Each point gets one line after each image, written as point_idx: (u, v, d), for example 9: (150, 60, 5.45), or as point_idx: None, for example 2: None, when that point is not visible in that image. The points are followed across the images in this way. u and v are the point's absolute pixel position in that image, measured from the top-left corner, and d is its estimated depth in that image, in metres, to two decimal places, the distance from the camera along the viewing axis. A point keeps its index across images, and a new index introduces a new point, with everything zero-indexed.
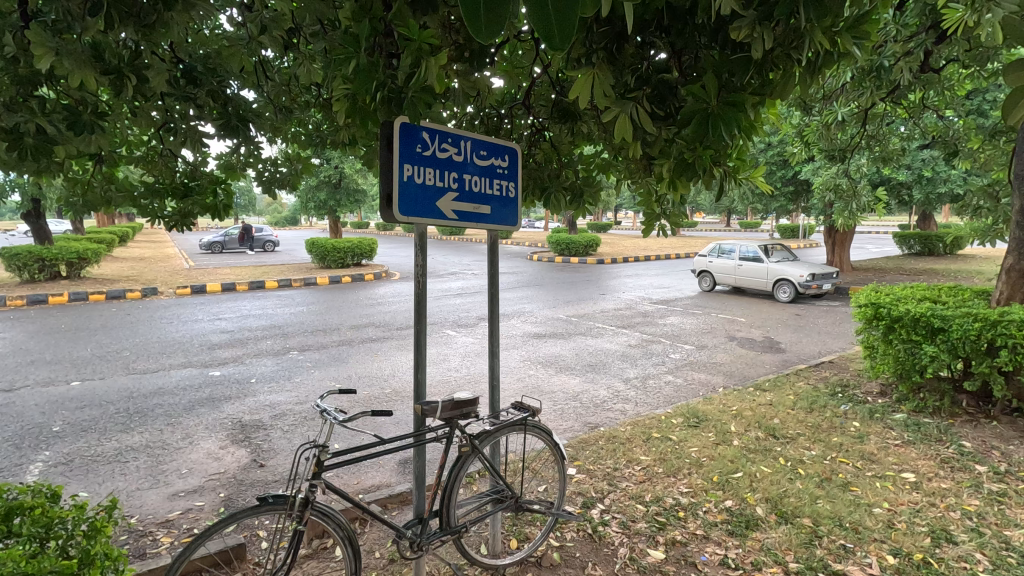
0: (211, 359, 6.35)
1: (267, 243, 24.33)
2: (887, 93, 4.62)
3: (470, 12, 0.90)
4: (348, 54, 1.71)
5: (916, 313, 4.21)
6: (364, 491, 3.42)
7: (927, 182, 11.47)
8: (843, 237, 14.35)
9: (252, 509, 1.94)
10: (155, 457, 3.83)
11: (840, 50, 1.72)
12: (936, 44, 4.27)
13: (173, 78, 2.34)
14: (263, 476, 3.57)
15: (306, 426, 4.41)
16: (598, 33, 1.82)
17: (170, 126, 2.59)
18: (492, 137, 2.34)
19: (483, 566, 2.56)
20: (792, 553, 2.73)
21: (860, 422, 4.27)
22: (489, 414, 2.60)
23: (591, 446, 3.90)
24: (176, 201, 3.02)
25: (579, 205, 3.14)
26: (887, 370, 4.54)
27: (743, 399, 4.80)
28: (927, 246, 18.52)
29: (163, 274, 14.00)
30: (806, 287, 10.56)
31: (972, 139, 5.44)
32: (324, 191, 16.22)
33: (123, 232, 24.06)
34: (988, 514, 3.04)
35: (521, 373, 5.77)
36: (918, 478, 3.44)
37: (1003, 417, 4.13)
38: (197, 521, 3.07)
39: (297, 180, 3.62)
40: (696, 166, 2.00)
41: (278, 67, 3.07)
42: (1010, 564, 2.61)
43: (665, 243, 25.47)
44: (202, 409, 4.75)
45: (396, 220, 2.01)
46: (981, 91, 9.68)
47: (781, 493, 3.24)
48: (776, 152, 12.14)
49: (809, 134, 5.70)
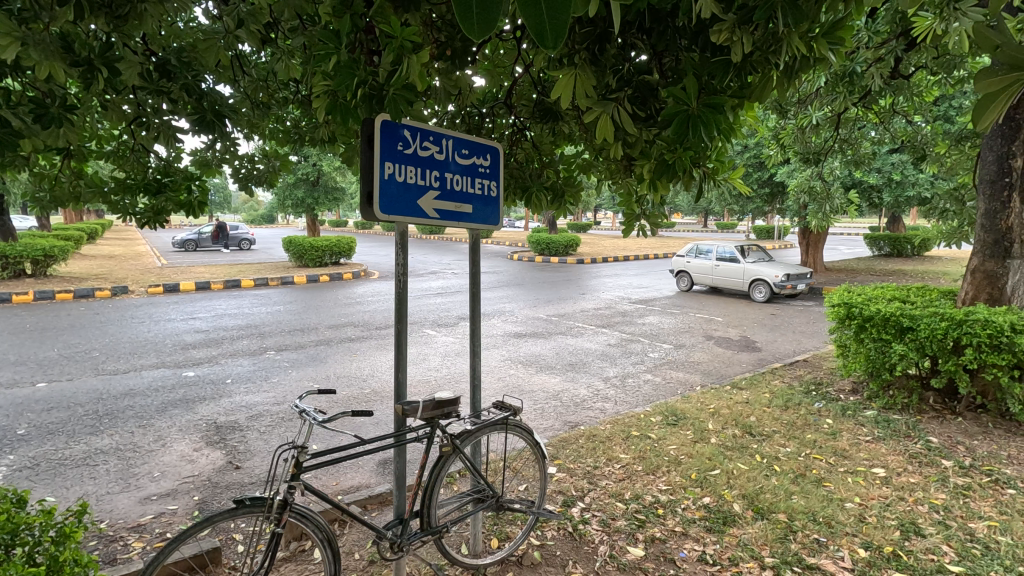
0: (184, 359, 6.21)
1: (242, 242, 23.82)
2: (860, 98, 4.74)
3: (461, 10, 0.89)
4: (328, 49, 1.70)
5: (887, 313, 4.34)
6: (343, 492, 3.38)
7: (896, 186, 11.81)
8: (817, 239, 14.65)
9: (229, 511, 1.90)
10: (125, 460, 3.73)
11: (816, 56, 1.76)
12: (907, 51, 4.39)
13: (146, 71, 2.30)
14: (239, 478, 3.51)
15: (284, 426, 4.35)
16: (579, 33, 1.83)
17: (143, 121, 2.48)
18: (474, 136, 2.33)
19: (463, 566, 2.56)
20: (767, 548, 2.78)
21: (832, 419, 4.37)
22: (470, 414, 2.58)
23: (572, 444, 3.92)
24: (148, 197, 2.93)
25: (560, 204, 3.14)
26: (858, 368, 4.66)
27: (721, 397, 4.88)
28: (895, 247, 18.99)
29: (133, 272, 13.62)
30: (780, 287, 10.75)
31: (940, 144, 5.60)
32: (302, 188, 16.00)
33: (92, 229, 23.21)
34: (954, 507, 3.14)
35: (501, 373, 5.76)
36: (889, 473, 3.53)
37: (968, 413, 4.27)
38: (171, 524, 3.00)
39: (275, 177, 3.55)
40: (676, 167, 2.03)
41: (255, 62, 3.02)
42: (974, 556, 2.70)
43: (644, 243, 25.80)
44: (176, 410, 4.65)
45: (377, 219, 1.98)
46: (947, 98, 10.02)
47: (757, 489, 3.30)
48: (753, 154, 12.36)
49: (784, 137, 5.80)
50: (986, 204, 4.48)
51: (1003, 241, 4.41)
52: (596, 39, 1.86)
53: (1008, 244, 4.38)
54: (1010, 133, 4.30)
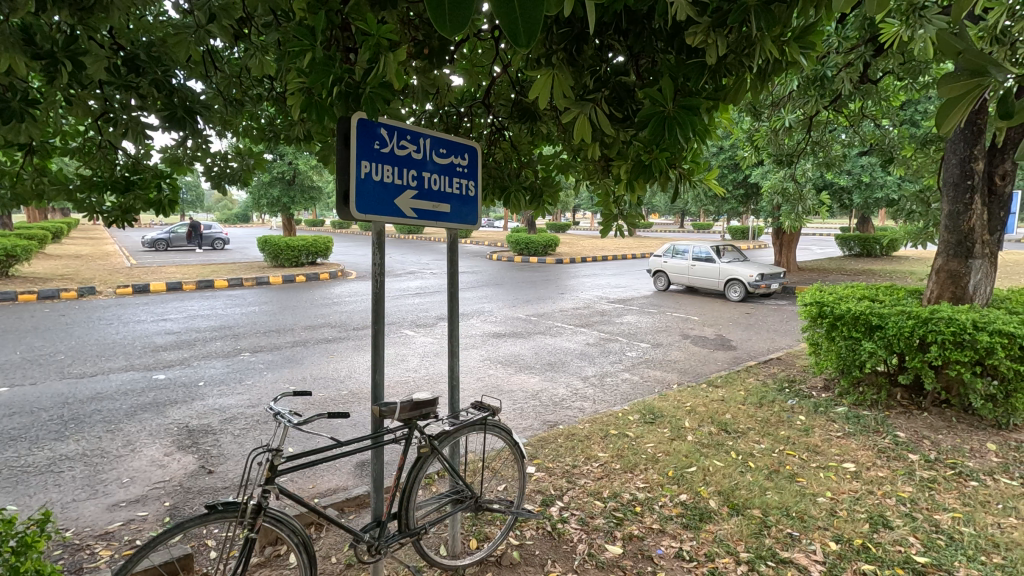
0: (155, 362, 6.06)
1: (215, 241, 23.32)
2: (831, 101, 4.83)
3: (433, 9, 0.88)
4: (303, 46, 1.71)
5: (856, 311, 4.46)
6: (319, 495, 3.33)
7: (865, 187, 12.13)
8: (790, 239, 14.94)
9: (201, 517, 1.86)
10: (92, 466, 3.62)
11: (789, 59, 1.80)
12: (875, 56, 4.51)
13: (114, 66, 2.24)
14: (211, 483, 3.44)
15: (259, 429, 4.26)
16: (557, 33, 1.84)
17: (110, 117, 2.42)
18: (452, 135, 2.32)
19: (442, 567, 2.54)
20: (742, 543, 2.83)
21: (805, 415, 4.47)
22: (448, 414, 2.56)
23: (551, 444, 3.93)
24: (116, 195, 2.86)
25: (538, 204, 3.14)
26: (830, 365, 4.78)
27: (697, 395, 4.95)
28: (865, 247, 19.49)
29: (101, 272, 13.25)
30: (754, 287, 10.94)
31: (906, 147, 5.76)
32: (278, 187, 15.73)
33: (57, 228, 22.39)
34: (920, 499, 3.23)
35: (480, 373, 5.75)
36: (859, 467, 3.62)
37: (933, 408, 4.40)
38: (141, 531, 2.92)
39: (249, 175, 3.49)
40: (653, 168, 2.06)
41: (227, 58, 2.96)
42: (939, 546, 2.79)
43: (621, 244, 26.03)
44: (146, 415, 4.52)
45: (354, 218, 1.94)
46: (913, 103, 10.33)
47: (732, 485, 3.35)
48: (728, 156, 12.58)
49: (758, 139, 5.90)
50: (950, 206, 4.62)
51: (965, 241, 4.56)
52: (573, 40, 1.87)
53: (971, 243, 4.55)
54: (972, 138, 4.40)
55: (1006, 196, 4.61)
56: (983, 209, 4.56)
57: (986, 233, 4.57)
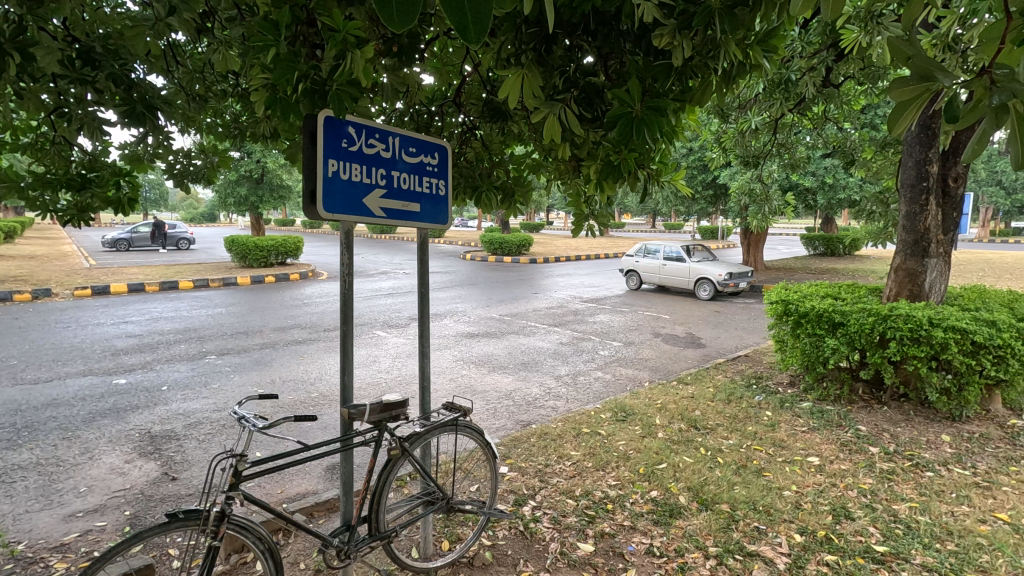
0: (115, 366, 5.85)
1: (181, 241, 22.71)
2: (795, 104, 4.96)
3: (381, 6, 0.91)
4: (267, 42, 1.67)
5: (820, 309, 4.59)
6: (287, 500, 3.27)
7: (829, 189, 12.47)
8: (757, 239, 15.25)
9: (161, 526, 1.80)
10: (47, 475, 3.48)
11: (753, 62, 1.84)
12: (836, 61, 4.62)
13: (68, 59, 2.16)
14: (174, 490, 3.33)
15: (225, 434, 4.16)
16: (526, 33, 1.82)
17: (63, 112, 2.33)
18: (421, 133, 2.29)
19: (413, 570, 2.51)
20: (711, 537, 2.88)
21: (771, 411, 4.58)
22: (419, 416, 2.54)
23: (524, 443, 3.93)
24: (71, 194, 2.75)
25: (510, 204, 3.14)
26: (795, 361, 4.92)
27: (668, 392, 5.02)
28: (829, 247, 20.04)
29: (59, 273, 12.79)
30: (723, 285, 11.17)
31: (866, 149, 5.88)
32: (245, 186, 15.37)
33: (11, 227, 21.56)
34: (880, 490, 3.34)
35: (453, 374, 5.72)
36: (822, 461, 3.73)
37: (892, 402, 4.55)
38: (98, 542, 2.81)
39: (213, 174, 3.40)
40: (621, 168, 2.09)
41: (189, 52, 2.88)
42: (897, 535, 2.88)
43: (594, 244, 26.28)
44: (105, 421, 4.36)
45: (321, 218, 1.90)
46: (874, 107, 10.67)
47: (701, 481, 3.41)
48: (696, 157, 12.81)
49: (726, 140, 6.01)
50: (907, 206, 4.79)
51: (921, 241, 4.73)
52: (543, 40, 1.86)
53: (926, 243, 4.73)
54: (927, 141, 4.58)
55: (959, 197, 4.80)
56: (938, 210, 4.73)
57: (940, 233, 4.75)
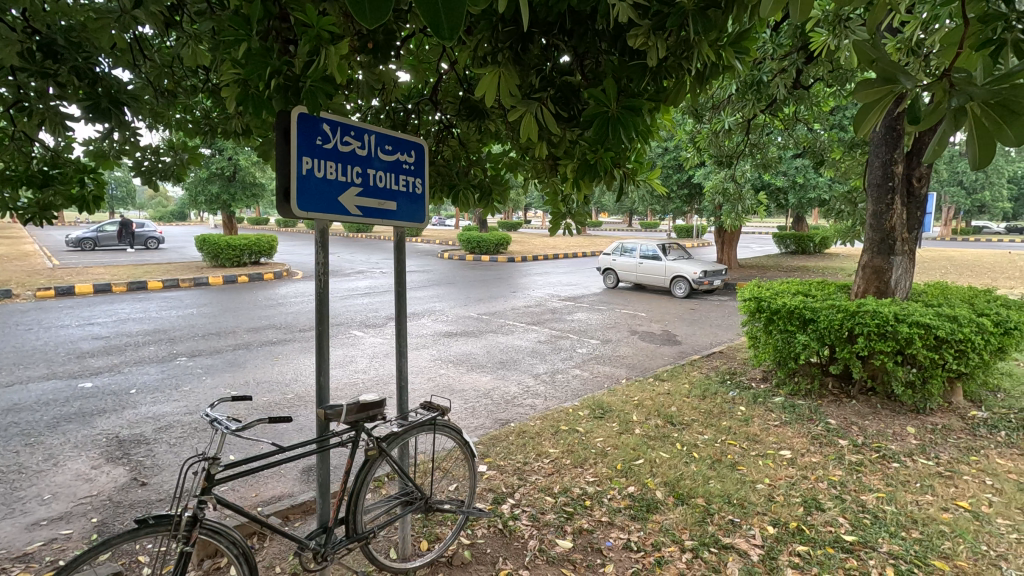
0: (80, 369, 5.67)
1: (149, 241, 22.12)
2: (767, 105, 5.06)
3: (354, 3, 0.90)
4: (239, 36, 1.63)
5: (791, 306, 4.70)
6: (263, 504, 3.21)
7: (800, 188, 12.75)
8: (731, 237, 15.52)
9: (130, 532, 1.76)
10: (9, 483, 3.35)
11: (725, 63, 1.87)
12: (806, 64, 4.73)
13: (28, 51, 2.08)
14: (145, 495, 3.25)
15: (197, 438, 4.06)
16: (502, 31, 1.81)
17: (24, 106, 2.26)
18: (398, 131, 2.27)
19: (391, 570, 2.49)
20: (687, 531, 2.93)
21: (745, 406, 4.67)
22: (396, 416, 2.52)
23: (502, 442, 3.93)
24: (33, 191, 2.66)
25: (488, 203, 3.13)
26: (768, 357, 5.02)
27: (644, 389, 5.08)
28: (801, 246, 20.49)
29: (19, 273, 12.33)
30: (698, 283, 11.34)
31: (834, 150, 6.03)
32: (217, 183, 15.03)
33: None
34: (849, 481, 3.44)
35: (431, 373, 5.69)
36: (794, 454, 3.82)
37: (860, 395, 4.68)
38: (64, 551, 2.73)
39: (183, 171, 3.32)
40: (598, 167, 2.11)
41: (157, 45, 2.81)
42: (865, 525, 2.97)
43: (571, 243, 26.40)
44: (70, 425, 4.23)
45: (295, 215, 1.88)
46: (842, 108, 10.94)
47: (677, 476, 3.46)
48: (671, 156, 12.97)
49: (700, 140, 6.11)
50: (874, 205, 4.92)
51: (887, 239, 4.87)
52: (519, 39, 1.86)
53: (892, 242, 4.87)
54: (892, 142, 4.72)
55: (922, 197, 4.96)
56: (903, 209, 4.89)
57: (905, 231, 4.91)
